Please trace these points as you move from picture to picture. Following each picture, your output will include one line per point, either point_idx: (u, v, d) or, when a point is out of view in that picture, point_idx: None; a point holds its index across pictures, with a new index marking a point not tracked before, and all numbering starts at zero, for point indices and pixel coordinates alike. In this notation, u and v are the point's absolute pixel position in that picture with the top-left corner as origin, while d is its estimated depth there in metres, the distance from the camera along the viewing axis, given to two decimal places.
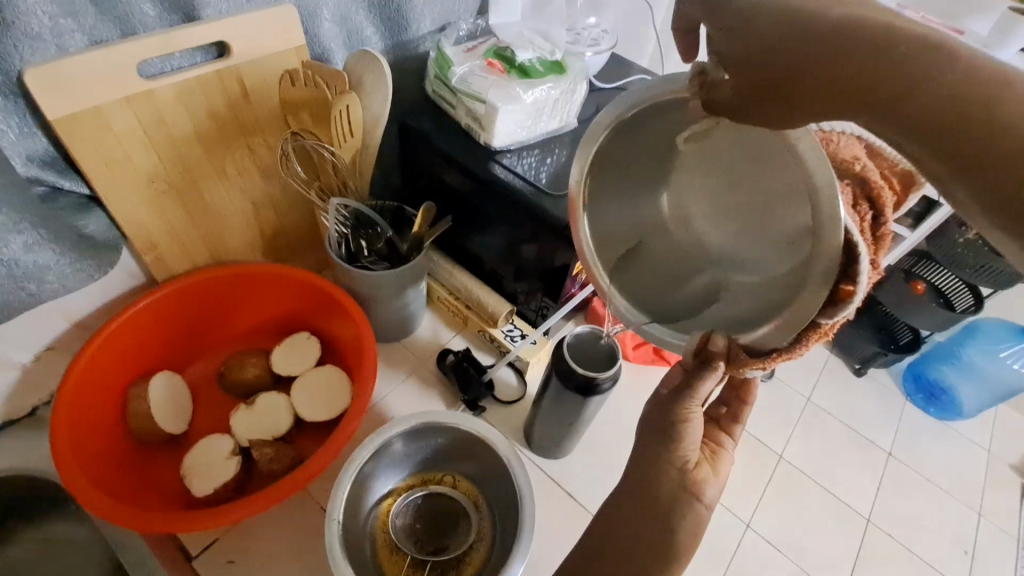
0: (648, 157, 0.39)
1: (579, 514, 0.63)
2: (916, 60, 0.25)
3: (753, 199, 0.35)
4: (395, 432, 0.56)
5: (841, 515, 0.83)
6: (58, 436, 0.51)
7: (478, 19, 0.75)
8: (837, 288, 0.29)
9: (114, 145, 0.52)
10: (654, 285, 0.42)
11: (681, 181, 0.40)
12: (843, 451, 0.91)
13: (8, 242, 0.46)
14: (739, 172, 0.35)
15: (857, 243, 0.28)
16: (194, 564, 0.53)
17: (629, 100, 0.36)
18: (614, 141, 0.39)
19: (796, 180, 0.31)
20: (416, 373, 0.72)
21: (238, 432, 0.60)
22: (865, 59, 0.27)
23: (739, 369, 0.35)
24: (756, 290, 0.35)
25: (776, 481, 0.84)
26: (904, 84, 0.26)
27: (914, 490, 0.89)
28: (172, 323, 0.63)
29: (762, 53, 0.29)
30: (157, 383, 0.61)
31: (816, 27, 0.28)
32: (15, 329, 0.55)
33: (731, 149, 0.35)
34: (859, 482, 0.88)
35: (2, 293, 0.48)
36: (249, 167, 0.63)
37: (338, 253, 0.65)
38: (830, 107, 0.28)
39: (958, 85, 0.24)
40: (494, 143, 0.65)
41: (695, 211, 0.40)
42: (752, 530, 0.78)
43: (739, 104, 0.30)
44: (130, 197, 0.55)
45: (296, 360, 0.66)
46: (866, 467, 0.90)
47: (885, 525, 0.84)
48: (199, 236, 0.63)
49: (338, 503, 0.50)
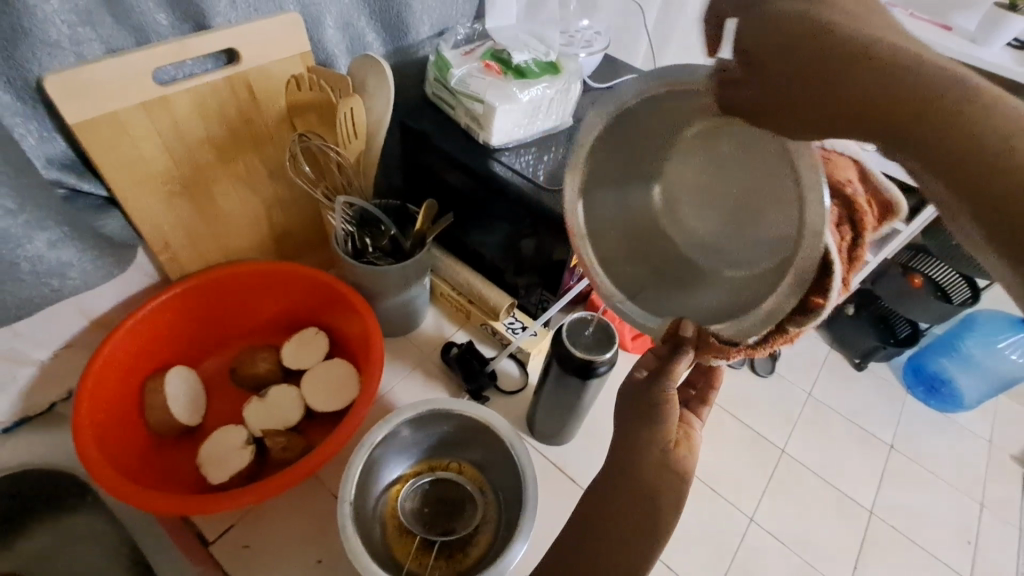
0: (655, 143, 0.38)
1: (569, 488, 0.66)
2: (954, 109, 0.22)
3: (752, 200, 0.35)
4: (403, 418, 0.58)
5: (844, 508, 0.85)
6: (80, 428, 0.53)
7: (475, 24, 0.78)
8: (807, 299, 0.35)
9: (129, 150, 0.55)
10: (647, 274, 0.42)
11: (677, 173, 0.39)
12: (844, 444, 0.93)
13: (32, 239, 0.48)
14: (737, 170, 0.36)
15: (832, 264, 0.34)
16: (211, 549, 0.55)
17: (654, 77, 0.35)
18: (632, 119, 0.38)
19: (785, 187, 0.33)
20: (420, 366, 0.74)
21: (251, 423, 0.62)
22: (894, 90, 0.24)
23: (706, 355, 0.42)
24: (751, 288, 0.35)
25: (778, 475, 0.86)
26: (934, 134, 0.22)
27: (916, 482, 0.91)
28: (186, 319, 0.66)
29: (793, 50, 0.27)
30: (173, 376, 0.63)
31: (855, 43, 0.25)
32: (36, 327, 0.58)
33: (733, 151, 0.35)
34: (862, 476, 0.89)
35: (25, 290, 0.50)
36: (258, 171, 0.66)
37: (343, 250, 0.67)
38: (848, 129, 0.25)
39: (993, 144, 0.21)
40: (492, 141, 0.67)
41: (687, 209, 0.39)
42: (756, 523, 0.79)
43: (753, 106, 0.28)
44: (145, 200, 0.58)
45: (306, 354, 0.69)
46: (867, 460, 0.92)
47: (887, 517, 0.85)
48: (208, 235, 0.66)
49: (350, 486, 0.52)
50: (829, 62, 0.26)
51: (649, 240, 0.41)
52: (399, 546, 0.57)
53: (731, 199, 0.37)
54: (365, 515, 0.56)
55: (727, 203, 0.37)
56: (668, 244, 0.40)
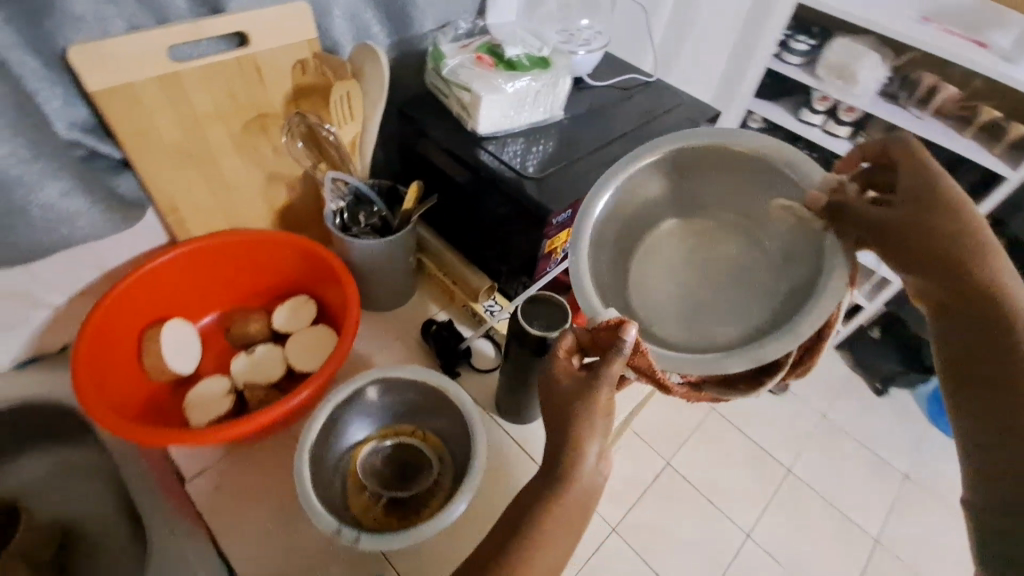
0: (689, 197, 0.51)
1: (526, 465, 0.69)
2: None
3: (708, 267, 0.50)
4: (367, 380, 0.62)
5: (844, 531, 0.86)
6: (79, 364, 0.59)
7: (477, 20, 0.81)
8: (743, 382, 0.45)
9: (144, 118, 0.60)
10: (613, 280, 0.49)
11: (676, 232, 0.52)
12: (857, 467, 0.97)
13: (45, 187, 0.55)
14: (712, 241, 0.51)
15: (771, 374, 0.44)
16: (186, 486, 0.61)
17: (768, 144, 0.45)
18: (711, 163, 0.48)
19: (800, 245, 0.45)
20: (401, 340, 0.78)
21: (236, 376, 0.68)
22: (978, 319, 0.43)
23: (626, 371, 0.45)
24: (694, 345, 0.46)
25: (780, 494, 0.85)
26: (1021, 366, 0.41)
27: (924, 509, 0.96)
28: (188, 278, 0.72)
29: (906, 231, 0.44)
30: (171, 327, 0.69)
31: (945, 252, 0.44)
32: (53, 272, 0.64)
33: (706, 229, 0.51)
34: (875, 505, 0.92)
35: (39, 232, 0.57)
36: (261, 146, 0.72)
37: (333, 223, 0.72)
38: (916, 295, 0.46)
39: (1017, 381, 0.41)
40: (479, 130, 0.71)
41: (660, 271, 0.51)
42: (752, 540, 0.78)
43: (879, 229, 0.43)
44: (155, 165, 0.64)
45: (295, 318, 0.73)
46: (881, 490, 0.95)
47: (895, 546, 0.88)
48: (213, 202, 0.72)
49: (309, 437, 0.57)
50: (927, 253, 0.44)
51: (625, 253, 0.51)
52: (356, 499, 0.60)
53: (700, 259, 0.51)
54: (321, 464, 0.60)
55: (685, 269, 0.51)
56: (633, 285, 0.51)
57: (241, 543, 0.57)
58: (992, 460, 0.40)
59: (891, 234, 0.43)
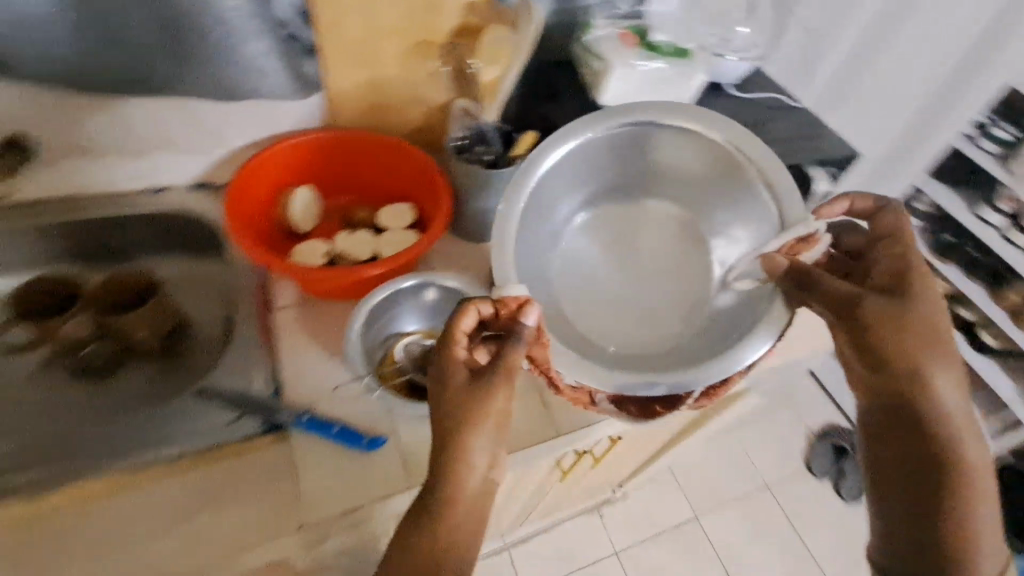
0: (631, 181, 0.71)
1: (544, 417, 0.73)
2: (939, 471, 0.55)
3: (632, 260, 0.71)
4: (429, 277, 0.71)
5: None
6: (231, 191, 0.76)
7: (636, 5, 0.85)
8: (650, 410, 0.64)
9: (339, 13, 0.72)
10: (541, 223, 0.66)
11: (605, 213, 0.72)
12: None
13: (254, 42, 0.71)
14: (644, 231, 0.72)
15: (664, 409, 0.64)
16: (271, 312, 0.74)
17: (738, 150, 0.63)
18: (684, 140, 0.66)
19: (694, 259, 0.69)
20: (474, 270, 0.86)
21: (335, 246, 0.81)
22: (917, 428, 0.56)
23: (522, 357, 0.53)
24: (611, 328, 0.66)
25: None
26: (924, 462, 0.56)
27: None
28: (328, 158, 0.86)
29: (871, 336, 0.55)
30: (301, 193, 0.83)
31: (900, 372, 0.55)
32: (238, 121, 0.81)
33: (630, 221, 0.72)
34: None
35: (238, 75, 0.73)
36: (416, 65, 0.82)
37: (453, 146, 0.81)
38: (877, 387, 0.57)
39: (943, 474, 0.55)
40: (602, 97, 0.78)
41: (599, 240, 0.71)
42: None
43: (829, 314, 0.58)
44: (332, 54, 0.76)
45: (393, 216, 0.84)
46: None
47: None
48: (367, 104, 0.84)
49: (365, 304, 0.66)
50: (900, 367, 0.55)
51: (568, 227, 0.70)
52: (387, 369, 0.69)
53: (633, 243, 0.71)
54: (369, 331, 0.69)
55: (615, 248, 0.71)
56: (553, 241, 0.68)
57: (293, 370, 0.70)
58: (902, 508, 0.56)
59: (864, 330, 0.55)
